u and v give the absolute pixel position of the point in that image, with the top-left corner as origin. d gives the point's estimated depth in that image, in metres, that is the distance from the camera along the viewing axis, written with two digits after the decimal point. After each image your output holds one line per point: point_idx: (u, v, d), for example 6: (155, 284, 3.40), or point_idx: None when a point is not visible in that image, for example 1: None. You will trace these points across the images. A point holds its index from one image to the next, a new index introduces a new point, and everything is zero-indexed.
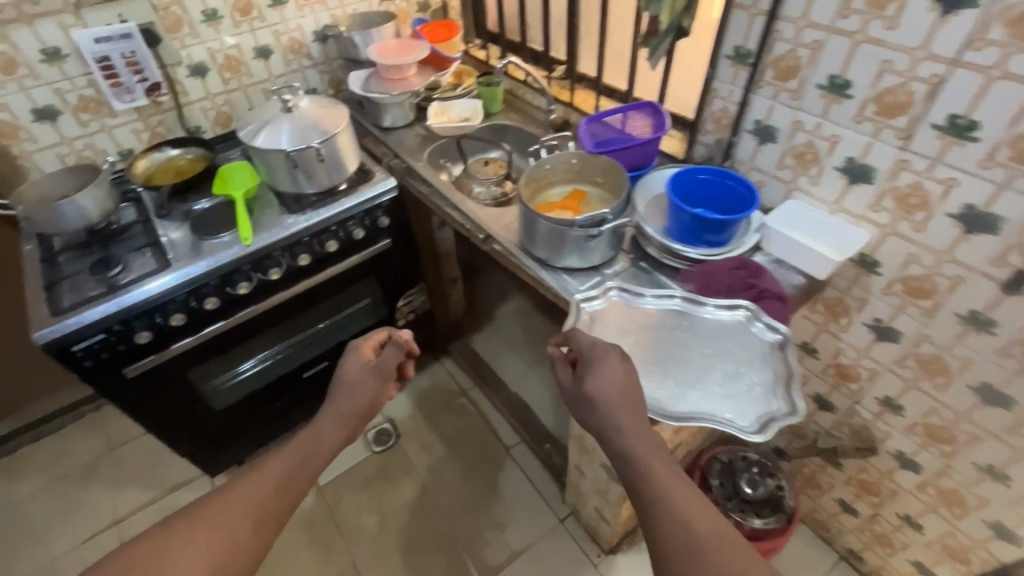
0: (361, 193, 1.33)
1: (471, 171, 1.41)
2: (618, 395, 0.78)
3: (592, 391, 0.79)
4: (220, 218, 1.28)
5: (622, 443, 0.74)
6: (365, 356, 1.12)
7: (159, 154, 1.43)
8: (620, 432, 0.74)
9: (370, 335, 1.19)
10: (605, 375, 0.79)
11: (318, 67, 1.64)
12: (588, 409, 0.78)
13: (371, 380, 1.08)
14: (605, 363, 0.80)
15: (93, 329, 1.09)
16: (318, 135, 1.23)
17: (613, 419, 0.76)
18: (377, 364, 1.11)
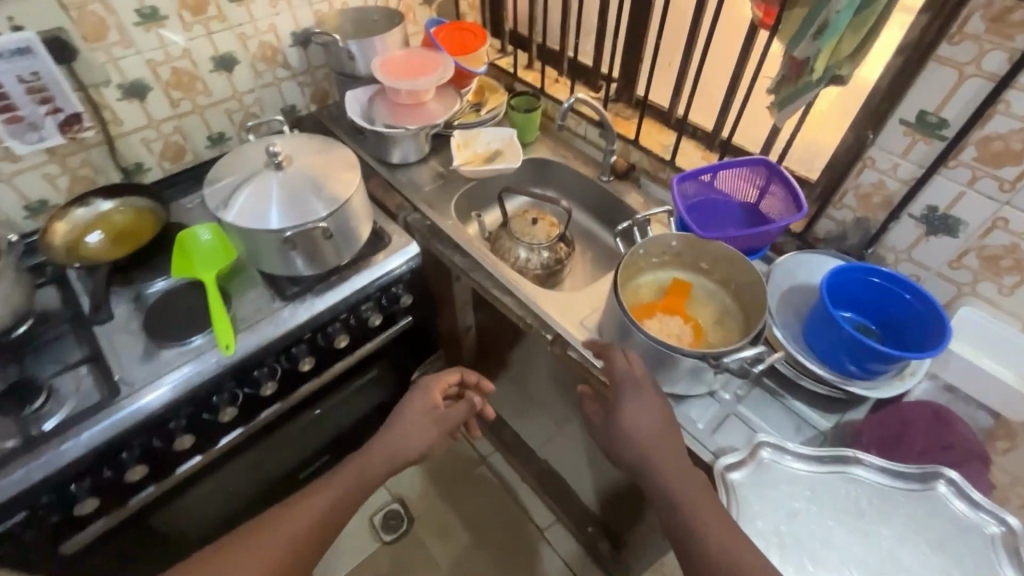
0: (375, 267, 1.02)
1: (509, 227, 1.12)
2: (655, 431, 0.72)
3: (625, 426, 0.73)
4: (185, 313, 0.93)
5: (661, 483, 0.68)
6: (434, 399, 1.06)
7: (84, 210, 1.03)
8: (659, 473, 0.69)
9: (445, 379, 1.09)
10: (638, 408, 0.73)
11: (297, 79, 1.27)
12: (622, 446, 0.72)
13: (429, 429, 1.03)
14: (627, 400, 0.74)
15: (10, 509, 0.75)
16: (323, 202, 0.90)
17: (653, 462, 0.69)
18: (440, 412, 1.05)
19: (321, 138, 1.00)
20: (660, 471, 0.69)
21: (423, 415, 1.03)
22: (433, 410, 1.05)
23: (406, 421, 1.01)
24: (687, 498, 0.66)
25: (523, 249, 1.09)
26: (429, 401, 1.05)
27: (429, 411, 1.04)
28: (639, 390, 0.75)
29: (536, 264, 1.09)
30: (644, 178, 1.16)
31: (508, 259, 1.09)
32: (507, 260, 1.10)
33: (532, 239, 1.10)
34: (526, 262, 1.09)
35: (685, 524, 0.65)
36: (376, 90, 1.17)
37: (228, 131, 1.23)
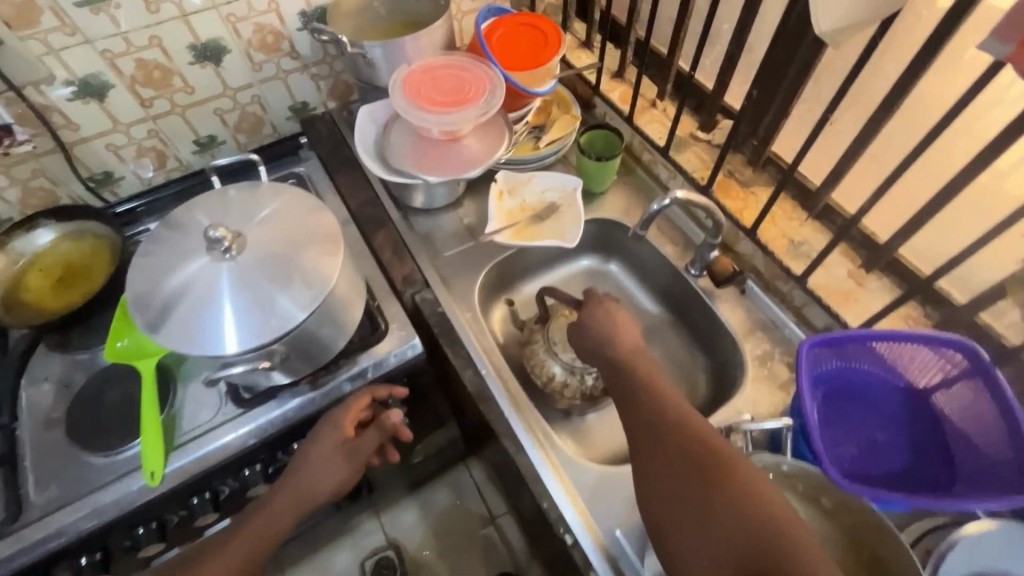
0: (359, 374, 0.77)
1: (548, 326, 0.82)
2: (618, 325, 0.70)
3: (588, 326, 0.70)
4: (116, 409, 0.73)
5: (612, 360, 0.66)
6: (340, 431, 0.73)
7: (20, 243, 0.83)
8: (610, 350, 0.67)
9: (355, 405, 0.74)
10: (602, 313, 0.71)
11: (310, 71, 0.97)
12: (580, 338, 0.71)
13: (342, 468, 0.73)
14: (589, 304, 0.73)
15: None
16: (294, 301, 0.65)
17: (612, 345, 0.67)
18: (351, 445, 0.74)
19: (293, 194, 0.74)
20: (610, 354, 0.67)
21: (329, 454, 0.72)
22: (344, 447, 0.74)
23: (311, 461, 0.72)
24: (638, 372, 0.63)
25: (560, 366, 0.79)
26: (335, 434, 0.72)
27: (337, 448, 0.73)
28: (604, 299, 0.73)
29: (573, 391, 0.79)
30: (751, 281, 0.82)
31: (538, 375, 0.80)
32: (538, 378, 0.81)
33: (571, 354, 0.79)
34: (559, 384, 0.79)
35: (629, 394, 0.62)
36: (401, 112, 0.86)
37: (219, 135, 0.97)
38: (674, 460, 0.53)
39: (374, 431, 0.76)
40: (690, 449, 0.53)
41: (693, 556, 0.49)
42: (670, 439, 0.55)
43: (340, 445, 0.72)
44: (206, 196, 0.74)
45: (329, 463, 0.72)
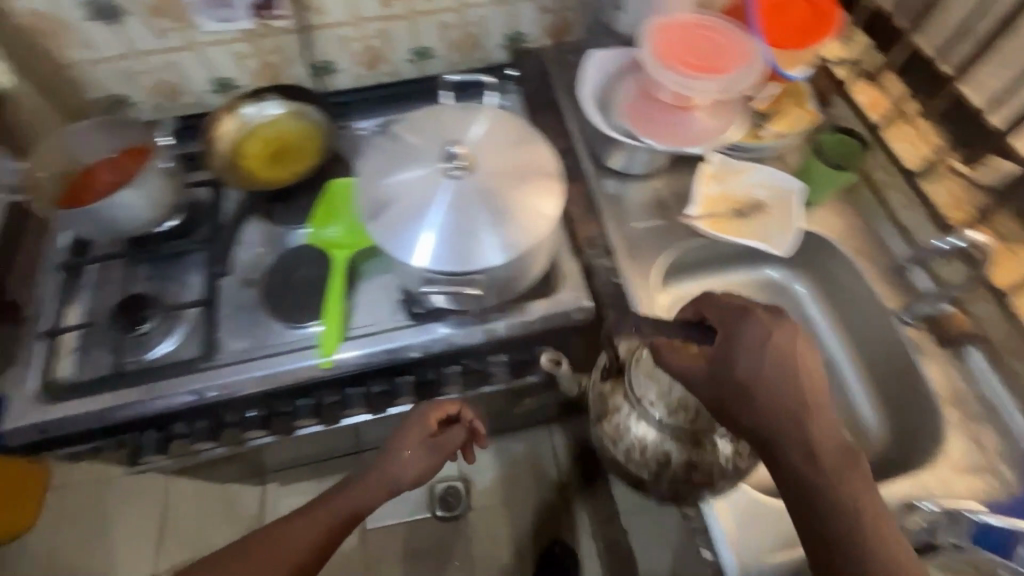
0: (524, 324, 0.76)
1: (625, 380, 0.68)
2: (784, 383, 0.54)
3: (748, 375, 0.55)
4: (305, 286, 0.79)
5: (798, 436, 0.53)
6: (425, 426, 0.78)
7: (250, 108, 0.89)
8: (765, 414, 0.54)
9: (442, 405, 0.80)
10: (762, 356, 0.55)
11: (540, 3, 0.94)
12: (744, 407, 0.54)
13: (426, 459, 0.78)
14: (751, 347, 0.55)
15: (86, 435, 0.73)
16: (498, 243, 0.66)
17: (776, 411, 0.53)
18: (435, 441, 0.79)
19: (521, 129, 0.73)
20: (804, 445, 0.52)
21: (415, 445, 0.77)
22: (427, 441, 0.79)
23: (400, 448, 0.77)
24: (840, 489, 0.51)
25: (654, 432, 0.66)
26: (424, 428, 0.78)
27: (422, 441, 0.78)
28: (765, 327, 0.56)
29: (707, 472, 0.64)
30: (974, 347, 0.72)
31: (644, 456, 0.67)
32: (648, 465, 0.67)
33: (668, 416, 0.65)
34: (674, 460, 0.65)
35: (822, 529, 0.50)
36: (631, 64, 0.81)
37: (434, 48, 0.97)
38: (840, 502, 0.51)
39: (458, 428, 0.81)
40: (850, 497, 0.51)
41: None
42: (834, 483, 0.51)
43: (427, 435, 0.78)
44: (443, 107, 0.76)
45: (413, 453, 0.77)
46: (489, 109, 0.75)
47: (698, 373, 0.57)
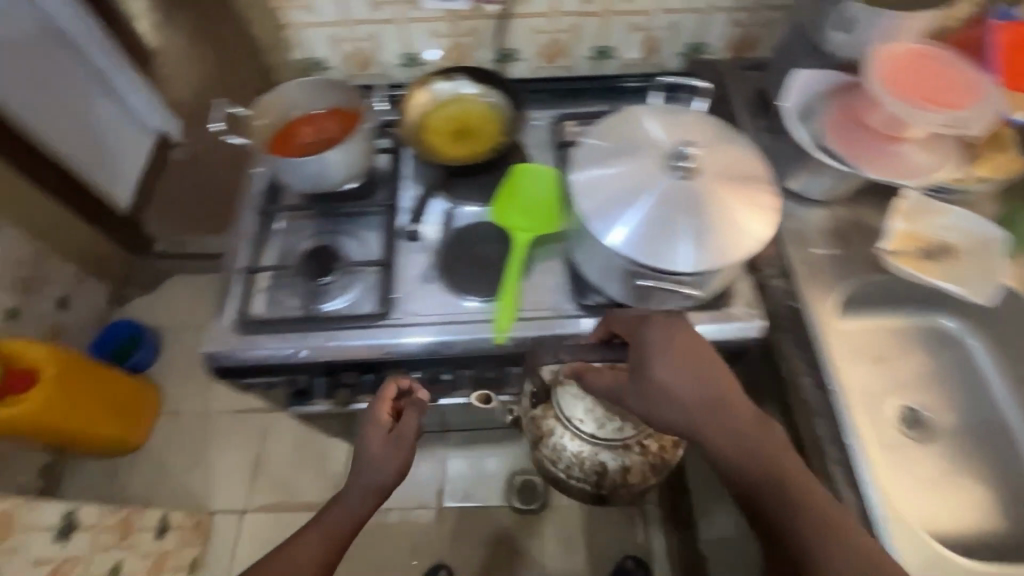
0: (697, 332, 0.76)
1: (553, 406, 0.86)
2: (697, 393, 0.62)
3: (663, 383, 0.62)
4: (482, 263, 0.82)
5: (715, 446, 0.61)
6: (379, 422, 0.78)
7: (445, 84, 0.93)
8: (679, 416, 0.62)
9: (384, 396, 0.78)
10: (677, 361, 0.62)
11: (734, 15, 0.93)
12: (671, 415, 0.62)
13: (398, 453, 0.77)
14: (666, 358, 0.62)
15: (270, 369, 0.79)
16: (690, 251, 0.65)
17: (700, 427, 0.61)
18: (395, 433, 0.78)
19: (742, 153, 0.72)
20: (729, 442, 0.61)
21: (381, 446, 0.77)
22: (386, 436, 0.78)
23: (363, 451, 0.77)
24: (779, 481, 0.59)
25: (588, 447, 0.86)
26: (377, 426, 0.77)
27: (384, 439, 0.77)
28: (661, 328, 0.64)
29: (636, 467, 0.88)
30: None
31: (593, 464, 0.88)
32: (591, 471, 0.89)
33: (598, 430, 0.85)
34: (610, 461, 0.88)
35: (786, 532, 0.58)
36: (839, 87, 0.79)
37: (618, 49, 0.98)
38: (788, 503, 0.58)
39: (413, 411, 0.79)
40: (789, 504, 0.58)
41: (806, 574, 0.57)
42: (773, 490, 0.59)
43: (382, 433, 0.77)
44: (661, 108, 0.77)
45: (377, 454, 0.77)
46: (707, 118, 0.75)
47: (626, 384, 0.65)
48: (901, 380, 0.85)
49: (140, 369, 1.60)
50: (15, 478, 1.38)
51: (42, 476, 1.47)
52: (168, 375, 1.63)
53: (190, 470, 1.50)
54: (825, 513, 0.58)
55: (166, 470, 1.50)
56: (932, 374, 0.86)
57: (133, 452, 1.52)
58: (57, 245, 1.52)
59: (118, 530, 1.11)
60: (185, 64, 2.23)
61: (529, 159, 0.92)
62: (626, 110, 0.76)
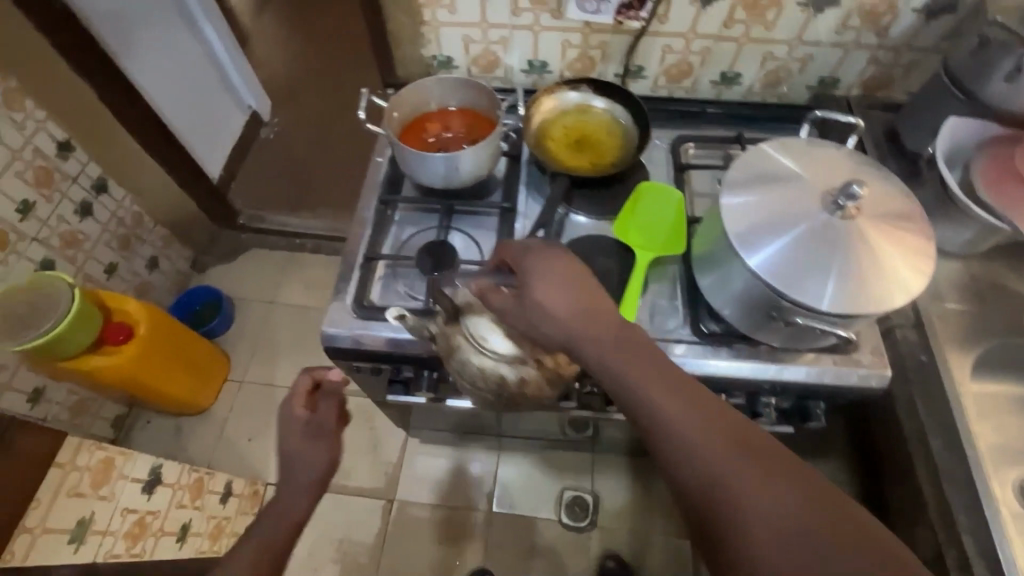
0: (820, 377, 0.74)
1: (461, 325, 0.67)
2: (580, 305, 0.57)
3: (542, 295, 0.57)
4: (599, 276, 0.81)
5: (601, 366, 0.55)
6: (297, 416, 0.80)
7: (574, 95, 0.93)
8: (565, 333, 0.56)
9: (297, 392, 0.81)
10: (553, 280, 0.58)
11: (875, 53, 0.91)
12: (553, 330, 0.57)
13: (325, 438, 0.81)
14: (544, 283, 0.58)
15: (379, 357, 0.80)
16: (831, 290, 0.62)
17: (583, 343, 0.56)
18: (314, 425, 0.81)
19: (910, 210, 0.67)
20: (610, 353, 0.55)
21: (300, 441, 0.79)
22: (304, 425, 0.80)
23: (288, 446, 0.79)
24: (667, 406, 0.51)
25: (492, 362, 0.64)
26: (298, 418, 0.80)
27: (304, 432, 0.80)
28: (538, 246, 0.61)
29: (536, 386, 0.66)
30: None
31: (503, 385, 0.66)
32: (488, 387, 0.66)
33: (512, 345, 0.64)
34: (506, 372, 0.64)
35: (690, 469, 0.48)
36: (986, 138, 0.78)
37: (746, 76, 0.97)
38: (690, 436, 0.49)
39: (327, 400, 0.82)
40: (682, 438, 0.49)
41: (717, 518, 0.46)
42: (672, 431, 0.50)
43: (301, 423, 0.80)
44: (814, 141, 0.74)
45: (302, 442, 0.80)
46: (862, 156, 0.72)
47: (506, 309, 0.60)
48: None
49: (213, 335, 1.66)
50: (91, 427, 1.44)
51: (113, 428, 1.52)
52: (237, 345, 1.68)
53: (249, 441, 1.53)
54: (728, 438, 0.49)
55: (227, 438, 1.54)
56: None
57: (199, 416, 1.57)
58: (153, 209, 1.59)
59: (193, 490, 1.16)
60: (277, 47, 2.31)
61: (649, 178, 0.92)
62: (792, 140, 0.73)
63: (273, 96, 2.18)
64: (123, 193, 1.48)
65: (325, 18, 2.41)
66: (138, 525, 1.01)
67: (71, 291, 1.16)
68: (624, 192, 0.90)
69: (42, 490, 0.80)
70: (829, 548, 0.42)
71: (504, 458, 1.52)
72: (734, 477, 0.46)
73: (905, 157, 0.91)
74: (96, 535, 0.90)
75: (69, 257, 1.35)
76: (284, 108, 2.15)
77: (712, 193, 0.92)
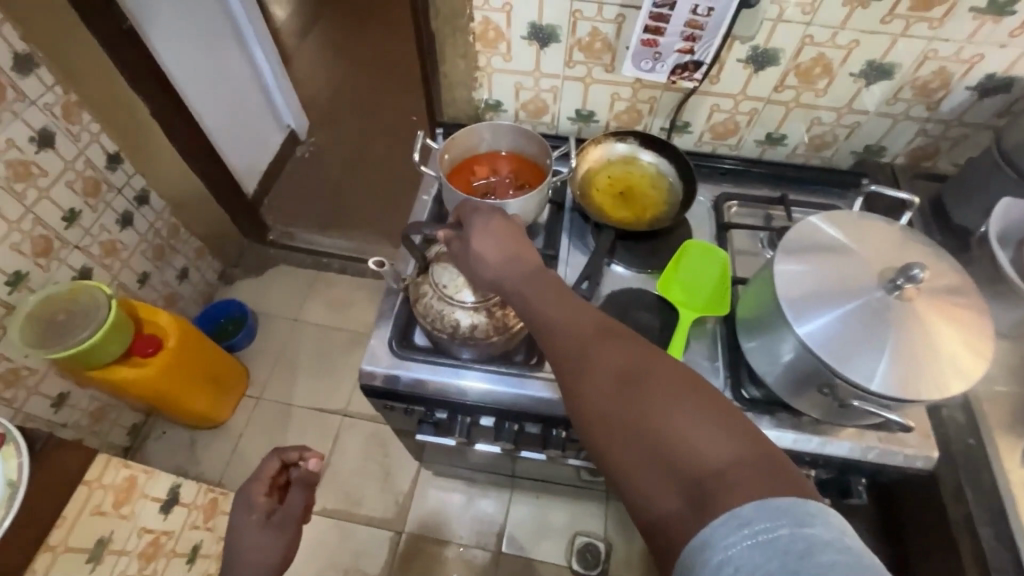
0: (863, 454, 0.72)
1: (430, 275, 0.73)
2: (506, 247, 0.63)
3: (477, 241, 0.64)
4: (640, 330, 0.81)
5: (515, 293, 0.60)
6: (258, 506, 0.83)
7: (620, 146, 0.95)
8: (493, 273, 0.62)
9: (262, 478, 0.85)
10: (490, 236, 0.64)
11: (924, 125, 0.91)
12: (481, 267, 0.64)
13: (280, 534, 0.81)
14: (476, 232, 0.65)
15: (414, 396, 0.79)
16: (881, 369, 0.61)
17: (500, 276, 0.62)
18: (276, 515, 0.82)
19: (968, 294, 0.65)
20: (520, 277, 0.60)
21: (257, 531, 0.80)
22: (264, 514, 0.82)
23: (244, 534, 0.80)
24: (563, 314, 0.55)
25: (450, 307, 0.71)
26: (258, 509, 0.82)
27: (263, 523, 0.81)
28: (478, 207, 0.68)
29: (492, 333, 0.72)
30: None
31: (461, 334, 0.71)
32: (445, 330, 0.72)
33: (473, 295, 0.71)
34: (465, 320, 0.70)
35: (576, 366, 0.52)
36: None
37: (791, 137, 0.97)
38: (575, 339, 0.53)
39: (297, 489, 0.84)
40: (573, 338, 0.53)
41: (595, 403, 0.49)
42: (563, 336, 0.54)
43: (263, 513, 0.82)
44: (868, 215, 0.73)
45: (256, 534, 0.80)
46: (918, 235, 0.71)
47: (458, 255, 0.67)
48: None
49: (234, 349, 1.67)
50: (108, 434, 1.44)
51: (128, 436, 1.52)
52: (257, 360, 1.68)
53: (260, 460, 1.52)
54: (609, 338, 0.53)
55: (240, 455, 1.53)
56: None
57: (214, 429, 1.56)
58: (189, 222, 1.62)
59: (205, 511, 1.17)
60: (318, 70, 2.37)
61: (690, 233, 0.93)
62: (844, 211, 0.72)
63: (310, 116, 2.23)
64: (162, 205, 1.51)
65: (366, 44, 2.48)
66: (152, 545, 1.05)
67: (107, 302, 1.19)
68: (667, 247, 0.90)
69: (68, 508, 0.95)
70: (676, 405, 0.45)
71: (515, 496, 1.49)
72: (607, 364, 0.50)
73: (951, 230, 0.91)
74: (112, 555, 0.97)
75: (106, 265, 1.37)
76: (319, 129, 2.20)
77: (755, 253, 0.92)
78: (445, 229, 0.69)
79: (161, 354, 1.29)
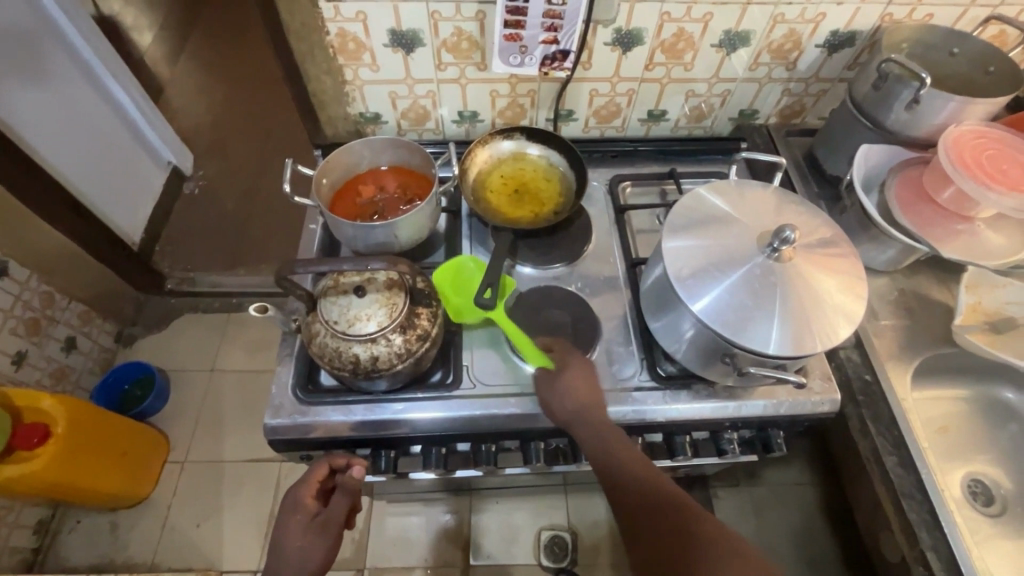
0: (774, 408, 0.75)
1: (320, 312, 0.68)
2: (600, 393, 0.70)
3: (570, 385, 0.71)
4: (552, 327, 0.81)
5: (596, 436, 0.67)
6: (304, 509, 0.72)
7: (507, 144, 0.93)
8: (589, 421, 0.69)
9: (310, 478, 0.73)
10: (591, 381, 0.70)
11: (787, 85, 0.96)
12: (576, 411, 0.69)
13: (319, 543, 0.70)
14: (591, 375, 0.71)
15: (333, 441, 0.75)
16: (775, 332, 0.62)
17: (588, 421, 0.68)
18: (322, 518, 0.72)
19: (840, 242, 0.69)
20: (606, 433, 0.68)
21: (302, 534, 0.70)
22: (308, 521, 0.71)
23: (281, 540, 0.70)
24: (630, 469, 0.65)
25: (344, 342, 0.66)
26: (300, 514, 0.71)
27: (308, 526, 0.71)
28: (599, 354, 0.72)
29: (395, 360, 0.68)
30: None
31: (362, 368, 0.67)
32: (345, 369, 0.68)
33: (367, 326, 0.66)
34: (360, 352, 0.66)
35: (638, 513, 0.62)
36: (888, 167, 0.83)
37: (672, 112, 0.99)
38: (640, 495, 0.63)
39: (341, 496, 0.72)
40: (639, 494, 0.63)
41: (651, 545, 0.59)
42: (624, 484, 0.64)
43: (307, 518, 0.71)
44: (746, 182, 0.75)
45: (296, 538, 0.69)
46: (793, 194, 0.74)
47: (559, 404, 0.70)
48: (958, 448, 0.89)
49: (147, 415, 1.52)
50: (8, 540, 1.28)
51: (35, 535, 1.36)
52: (176, 422, 1.55)
53: (196, 527, 1.40)
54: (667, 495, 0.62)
55: (173, 526, 1.41)
56: (984, 439, 0.90)
57: (137, 506, 1.43)
58: (67, 288, 1.45)
59: None
60: (195, 97, 2.19)
61: (590, 221, 0.93)
62: (724, 181, 0.74)
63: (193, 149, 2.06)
64: (28, 274, 1.34)
65: (243, 63, 2.31)
66: None
67: None
68: (569, 238, 0.90)
69: None
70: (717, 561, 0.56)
71: (476, 506, 1.46)
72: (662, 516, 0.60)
73: (826, 179, 0.96)
74: None
75: None
76: (207, 161, 2.04)
77: (654, 230, 0.93)
78: (326, 263, 0.64)
79: (48, 445, 1.15)
